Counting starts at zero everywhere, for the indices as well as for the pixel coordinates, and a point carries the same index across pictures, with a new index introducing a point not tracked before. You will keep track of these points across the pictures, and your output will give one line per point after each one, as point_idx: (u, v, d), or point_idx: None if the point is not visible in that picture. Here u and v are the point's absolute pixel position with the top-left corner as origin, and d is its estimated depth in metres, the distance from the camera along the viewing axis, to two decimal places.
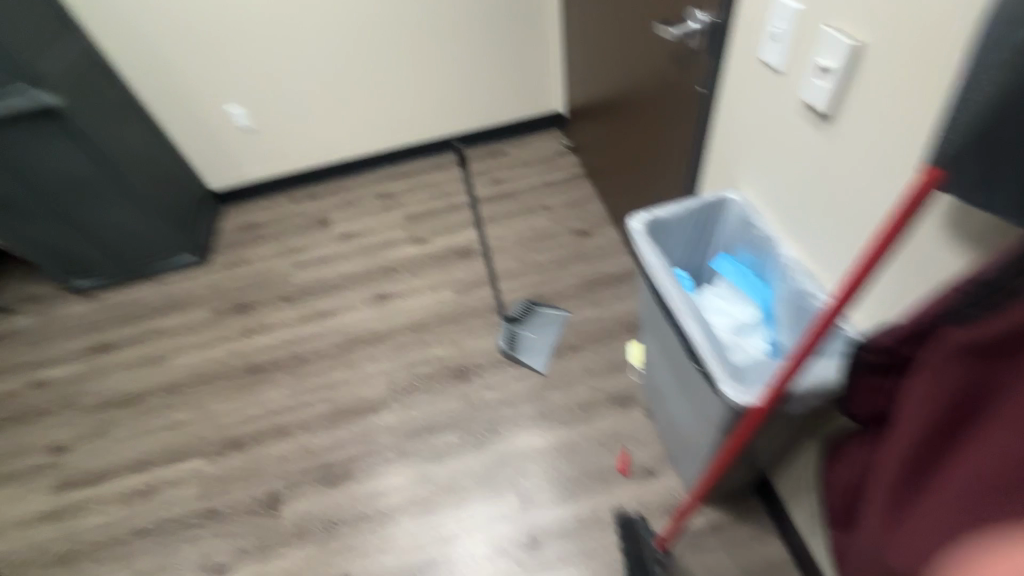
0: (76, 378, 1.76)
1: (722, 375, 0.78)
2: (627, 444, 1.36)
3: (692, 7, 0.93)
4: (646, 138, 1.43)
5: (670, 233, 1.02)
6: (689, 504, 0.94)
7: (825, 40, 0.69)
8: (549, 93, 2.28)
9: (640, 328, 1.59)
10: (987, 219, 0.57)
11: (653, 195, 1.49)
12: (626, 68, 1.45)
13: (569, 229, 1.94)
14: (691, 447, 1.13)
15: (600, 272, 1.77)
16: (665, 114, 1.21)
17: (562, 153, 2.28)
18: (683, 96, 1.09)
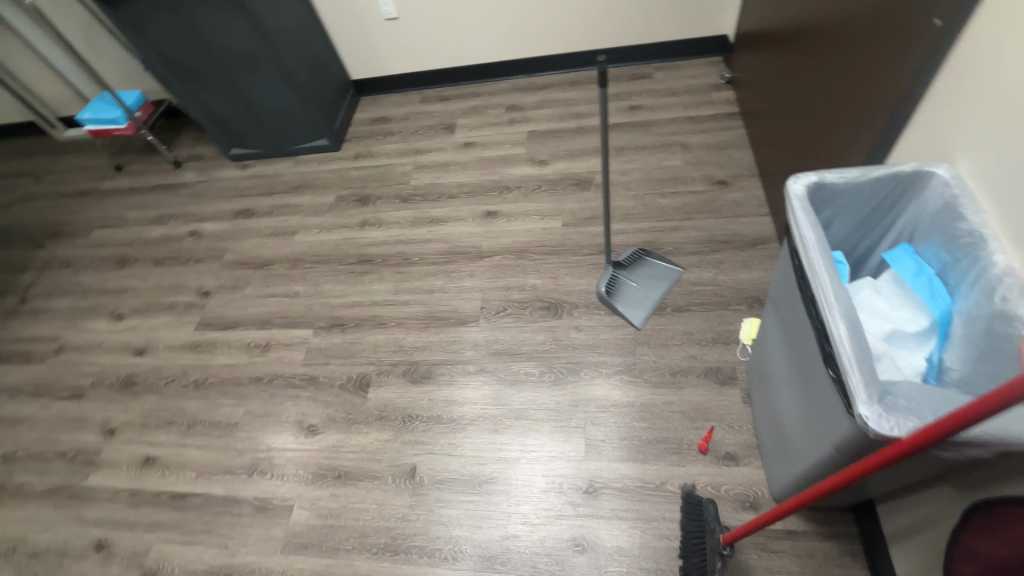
0: (223, 235, 2.01)
1: (864, 392, 0.63)
2: (714, 423, 1.25)
3: None
4: (833, 79, 1.16)
5: (838, 204, 0.83)
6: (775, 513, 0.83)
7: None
8: (720, 11, 1.95)
9: (760, 303, 1.41)
10: None
11: (823, 153, 1.24)
12: None
13: (706, 176, 1.72)
14: (791, 451, 0.99)
15: (729, 232, 1.57)
16: (877, 46, 0.95)
17: (717, 86, 1.97)
18: (913, 22, 0.83)
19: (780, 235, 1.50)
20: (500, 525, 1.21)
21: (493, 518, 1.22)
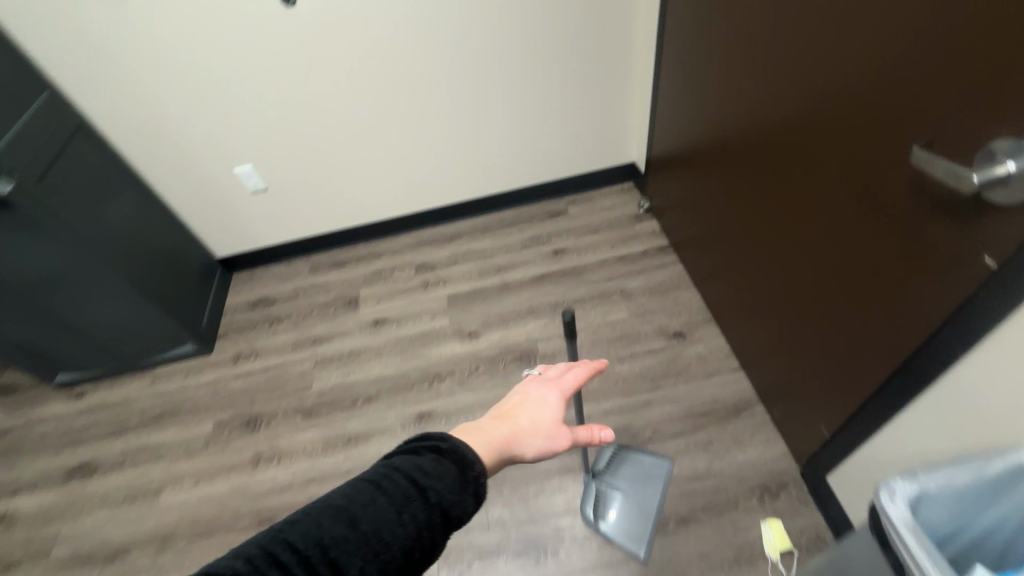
0: (50, 516, 1.43)
1: None
2: None
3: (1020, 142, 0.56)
4: (803, 259, 1.01)
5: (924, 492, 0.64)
6: None
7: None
8: (623, 141, 1.86)
9: (770, 492, 1.20)
10: None
11: (804, 332, 1.08)
12: (772, 157, 1.03)
13: (659, 328, 1.54)
14: None
15: (707, 398, 1.37)
16: (883, 253, 0.80)
17: (637, 216, 1.86)
18: (952, 247, 0.68)
19: (762, 396, 1.34)
20: None
21: None
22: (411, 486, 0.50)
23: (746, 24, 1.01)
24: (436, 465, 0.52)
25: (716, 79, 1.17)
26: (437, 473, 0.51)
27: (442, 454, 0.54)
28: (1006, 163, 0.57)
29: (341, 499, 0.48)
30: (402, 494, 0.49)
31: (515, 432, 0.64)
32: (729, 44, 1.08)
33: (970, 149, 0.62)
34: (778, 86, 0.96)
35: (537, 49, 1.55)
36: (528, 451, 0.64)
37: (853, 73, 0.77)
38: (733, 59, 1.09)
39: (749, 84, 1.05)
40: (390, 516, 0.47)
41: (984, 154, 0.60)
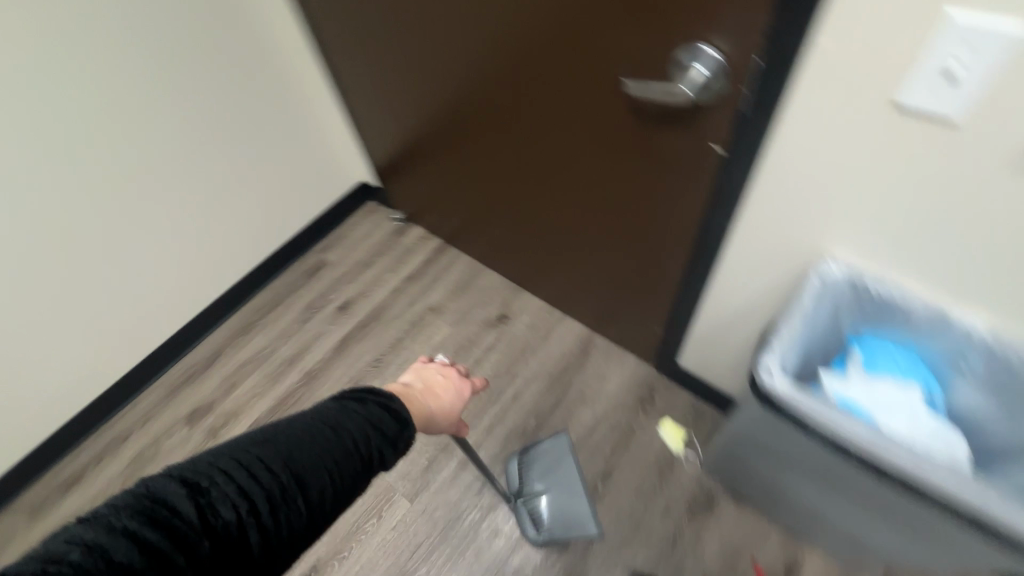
0: None
1: None
2: (748, 549, 1.10)
3: (698, 46, 0.62)
4: (573, 205, 1.05)
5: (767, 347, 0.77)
6: None
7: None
8: (341, 166, 1.65)
9: (647, 401, 1.31)
10: None
11: (603, 263, 1.15)
12: (501, 126, 1.02)
13: (482, 322, 1.49)
14: (876, 549, 0.90)
15: (558, 358, 1.40)
16: (636, 172, 0.86)
17: (397, 229, 1.74)
18: (686, 149, 0.75)
19: (595, 328, 1.42)
20: None
21: None
22: (361, 433, 0.54)
23: (410, 8, 0.94)
24: (378, 414, 0.57)
25: (404, 71, 1.09)
26: (377, 419, 0.57)
27: (386, 410, 0.58)
28: (696, 68, 0.63)
29: (297, 433, 0.51)
30: (349, 440, 0.53)
31: (433, 386, 0.76)
32: (399, 35, 1.00)
33: (666, 61, 0.67)
34: (472, 60, 0.93)
35: (196, 120, 1.21)
36: (441, 406, 0.74)
37: (537, 26, 0.77)
38: (411, 48, 1.01)
39: (441, 67, 1.00)
40: (346, 451, 0.52)
41: (676, 65, 0.66)
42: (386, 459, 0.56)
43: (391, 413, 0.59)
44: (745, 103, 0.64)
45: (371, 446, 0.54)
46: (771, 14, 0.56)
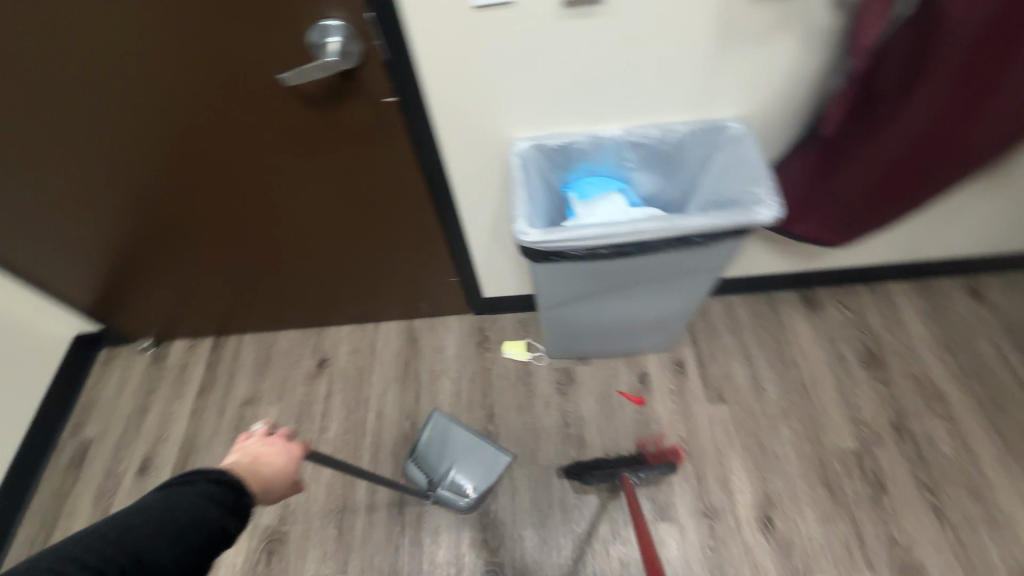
0: None
1: (743, 216, 0.78)
2: (613, 388, 1.31)
3: (319, 24, 0.71)
4: (315, 213, 1.08)
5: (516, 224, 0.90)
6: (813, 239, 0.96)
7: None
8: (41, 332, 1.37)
9: (483, 341, 1.42)
10: None
11: (374, 250, 1.21)
12: (199, 179, 0.99)
13: (304, 378, 1.42)
14: (674, 321, 1.16)
15: (392, 360, 1.42)
16: (345, 155, 0.93)
17: (155, 356, 1.50)
18: (368, 114, 0.84)
19: (407, 315, 1.47)
20: None
21: None
22: (195, 509, 0.52)
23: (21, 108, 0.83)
24: (212, 488, 0.56)
25: (56, 175, 0.97)
26: (212, 491, 0.55)
27: (220, 483, 0.57)
28: (331, 41, 0.72)
29: (123, 522, 0.49)
30: (184, 515, 0.51)
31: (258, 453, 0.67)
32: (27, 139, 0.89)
33: (304, 48, 0.74)
34: (128, 128, 0.88)
35: None
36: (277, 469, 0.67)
37: (169, 65, 0.77)
38: (48, 144, 0.90)
39: (96, 149, 0.92)
40: (184, 522, 0.50)
41: (314, 47, 0.73)
42: (228, 529, 0.54)
43: (223, 485, 0.57)
44: (384, 53, 0.75)
45: (210, 517, 0.53)
46: None
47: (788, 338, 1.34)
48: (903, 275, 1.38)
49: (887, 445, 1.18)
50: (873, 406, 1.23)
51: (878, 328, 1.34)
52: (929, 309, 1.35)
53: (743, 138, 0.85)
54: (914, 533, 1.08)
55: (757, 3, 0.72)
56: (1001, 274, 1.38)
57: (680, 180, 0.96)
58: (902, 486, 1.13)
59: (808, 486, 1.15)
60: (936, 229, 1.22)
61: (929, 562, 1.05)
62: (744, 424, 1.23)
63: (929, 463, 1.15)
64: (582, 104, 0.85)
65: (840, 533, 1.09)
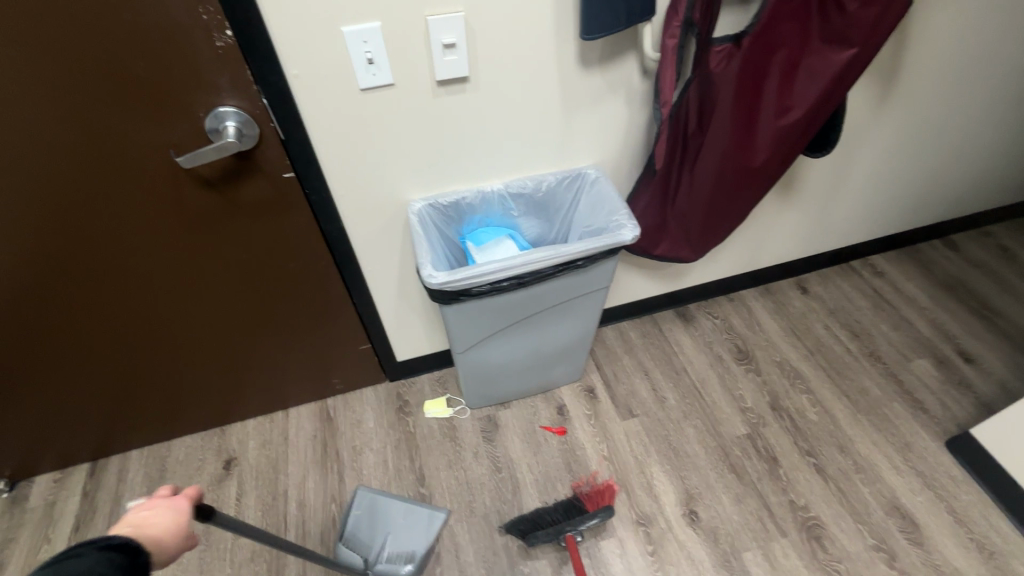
0: None
1: (612, 239, 0.94)
2: (536, 425, 1.37)
3: (217, 111, 0.77)
4: (213, 298, 1.06)
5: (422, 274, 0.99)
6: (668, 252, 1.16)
7: (438, 20, 0.77)
8: None
9: (403, 405, 1.42)
10: (601, 49, 0.89)
11: (279, 329, 1.20)
12: (78, 278, 0.93)
13: (209, 484, 1.29)
14: (576, 348, 1.28)
15: (309, 443, 1.35)
16: (243, 233, 0.95)
17: (11, 499, 1.27)
18: (267, 190, 0.89)
19: (320, 395, 1.43)
20: None
21: None
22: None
23: None
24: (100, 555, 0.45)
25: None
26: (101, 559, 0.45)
27: (109, 548, 0.47)
28: (229, 124, 0.78)
29: None
30: None
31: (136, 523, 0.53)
32: None
33: (199, 133, 0.78)
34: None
35: None
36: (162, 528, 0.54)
37: (43, 163, 0.76)
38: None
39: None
40: None
41: (211, 131, 0.79)
42: None
43: (117, 550, 0.47)
44: (280, 132, 0.83)
45: None
46: (248, 66, 0.74)
47: (675, 350, 1.53)
48: (749, 284, 1.67)
49: (771, 424, 1.37)
50: (753, 394, 1.43)
51: (741, 329, 1.58)
52: (774, 307, 1.64)
53: (600, 180, 1.04)
54: (807, 493, 1.24)
55: (589, 76, 0.92)
56: (816, 272, 1.74)
57: (558, 221, 1.12)
58: (789, 456, 1.31)
59: (719, 474, 1.28)
60: (761, 242, 1.52)
61: (825, 515, 1.21)
62: (655, 432, 1.35)
63: (804, 431, 1.36)
64: (465, 165, 0.98)
65: (752, 509, 1.22)
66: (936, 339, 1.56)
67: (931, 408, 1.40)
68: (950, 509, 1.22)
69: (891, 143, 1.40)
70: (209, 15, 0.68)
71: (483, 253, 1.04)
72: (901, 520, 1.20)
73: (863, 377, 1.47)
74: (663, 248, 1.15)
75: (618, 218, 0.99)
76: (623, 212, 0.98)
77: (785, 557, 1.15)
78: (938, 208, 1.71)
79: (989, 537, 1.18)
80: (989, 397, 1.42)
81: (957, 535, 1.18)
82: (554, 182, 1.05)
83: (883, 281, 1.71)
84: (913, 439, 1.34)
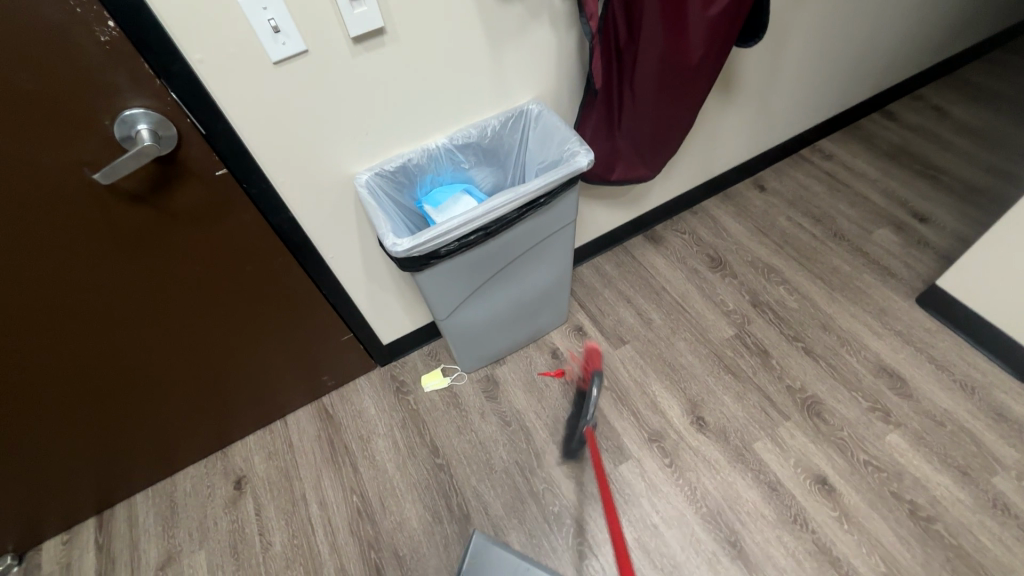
0: None
1: (568, 167, 0.93)
2: (534, 373, 1.39)
3: (123, 116, 0.71)
4: (177, 321, 1.01)
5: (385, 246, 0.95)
6: (624, 174, 1.16)
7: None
8: None
9: (400, 385, 1.41)
10: None
11: (254, 337, 1.16)
12: (27, 329, 0.87)
13: (224, 507, 1.27)
14: (556, 290, 1.28)
15: (315, 444, 1.34)
16: (189, 245, 0.90)
17: (23, 572, 1.23)
18: (202, 193, 0.84)
19: (314, 395, 1.41)
20: (743, 498, 1.15)
21: (748, 507, 1.13)
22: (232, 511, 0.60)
23: None
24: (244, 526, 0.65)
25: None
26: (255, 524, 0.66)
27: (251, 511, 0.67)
28: (141, 128, 0.73)
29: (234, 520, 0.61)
30: None
31: None
32: None
33: (111, 143, 0.73)
34: None
35: None
36: None
37: None
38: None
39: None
40: None
41: (123, 138, 0.73)
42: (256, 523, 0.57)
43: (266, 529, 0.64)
44: (200, 127, 0.77)
45: None
46: (144, 59, 0.68)
47: (651, 272, 1.55)
48: (708, 193, 1.69)
49: (755, 321, 1.41)
50: (733, 296, 1.47)
51: (710, 238, 1.61)
52: (736, 211, 1.67)
53: (544, 113, 1.02)
54: (800, 375, 1.30)
55: (509, 5, 0.88)
56: (769, 168, 1.77)
57: (512, 163, 1.10)
58: (778, 345, 1.36)
59: (716, 378, 1.32)
60: (713, 149, 1.53)
61: (820, 391, 1.27)
62: (649, 353, 1.38)
63: (787, 320, 1.40)
64: (404, 125, 0.94)
65: (753, 402, 1.27)
66: (891, 206, 1.61)
67: (897, 271, 1.46)
68: (931, 358, 1.29)
69: (818, 23, 1.40)
70: (84, 8, 0.62)
71: (443, 213, 1.02)
72: (889, 378, 1.27)
73: (831, 257, 1.52)
74: (619, 171, 1.15)
75: (570, 147, 0.97)
76: (574, 140, 0.96)
77: (791, 437, 1.21)
78: (872, 81, 1.75)
79: (969, 374, 1.26)
80: (948, 249, 1.49)
81: (940, 380, 1.26)
82: (499, 124, 1.03)
83: (833, 163, 1.75)
84: (886, 303, 1.40)
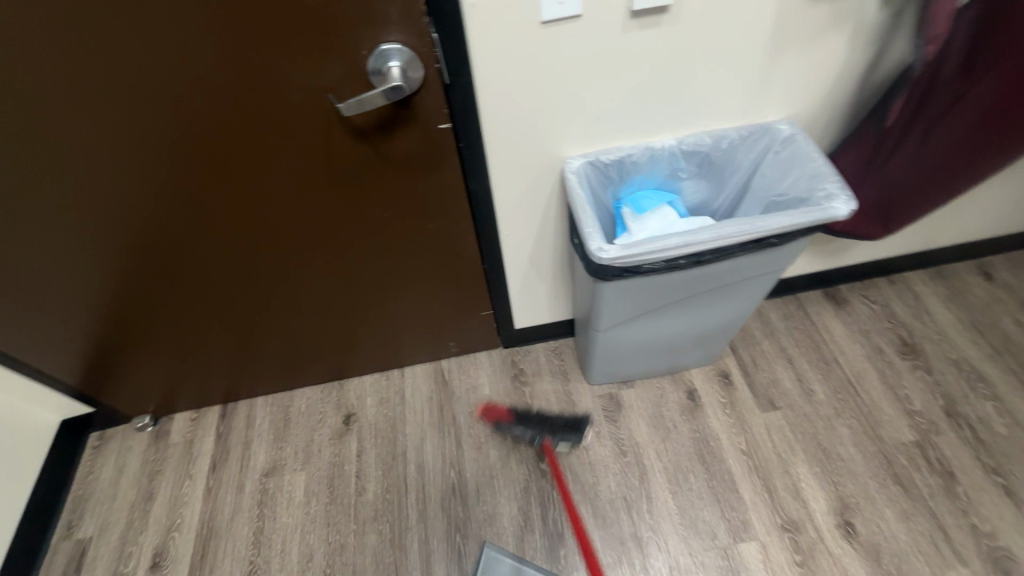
0: None
1: (821, 211, 0.77)
2: (663, 407, 1.27)
3: (380, 50, 0.67)
4: (348, 255, 1.01)
5: (578, 243, 0.87)
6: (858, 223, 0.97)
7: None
8: (29, 423, 1.21)
9: (520, 373, 1.36)
10: None
11: (404, 289, 1.14)
12: (228, 227, 0.90)
13: (330, 438, 1.30)
14: (722, 332, 1.14)
15: (424, 405, 1.33)
16: (387, 189, 0.87)
17: (156, 434, 1.35)
18: (419, 142, 0.79)
19: (434, 356, 1.39)
20: None
21: None
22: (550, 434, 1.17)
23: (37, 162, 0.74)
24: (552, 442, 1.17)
25: (38, 236, 0.85)
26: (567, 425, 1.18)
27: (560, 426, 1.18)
28: (392, 66, 0.68)
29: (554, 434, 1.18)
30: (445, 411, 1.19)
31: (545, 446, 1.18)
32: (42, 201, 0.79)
33: (360, 75, 0.69)
34: (157, 178, 0.79)
35: None
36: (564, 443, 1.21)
37: (194, 102, 0.70)
38: (29, 200, 0.79)
39: (92, 201, 0.81)
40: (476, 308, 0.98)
41: (372, 72, 0.69)
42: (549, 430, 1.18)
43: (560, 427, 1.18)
44: (444, 75, 0.72)
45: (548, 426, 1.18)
46: None
47: (824, 337, 1.34)
48: (917, 264, 1.43)
49: (945, 433, 1.18)
50: (922, 395, 1.23)
51: (906, 317, 1.36)
52: (948, 294, 1.39)
53: (796, 138, 0.86)
54: (992, 518, 1.06)
55: (816, 4, 0.72)
56: (1004, 254, 1.45)
57: (732, 183, 0.95)
58: (969, 472, 1.12)
59: (880, 484, 1.12)
60: (951, 218, 1.27)
61: (1016, 547, 1.03)
62: (802, 429, 1.21)
63: (988, 445, 1.15)
64: (639, 117, 0.83)
65: (921, 528, 1.06)
66: None
67: None
68: None
69: None
70: None
71: (644, 222, 0.90)
72: None
73: None
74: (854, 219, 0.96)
75: (826, 187, 0.81)
76: (834, 181, 0.80)
77: None
78: None
79: None
80: None
81: None
82: (739, 138, 0.88)
83: None
84: None
